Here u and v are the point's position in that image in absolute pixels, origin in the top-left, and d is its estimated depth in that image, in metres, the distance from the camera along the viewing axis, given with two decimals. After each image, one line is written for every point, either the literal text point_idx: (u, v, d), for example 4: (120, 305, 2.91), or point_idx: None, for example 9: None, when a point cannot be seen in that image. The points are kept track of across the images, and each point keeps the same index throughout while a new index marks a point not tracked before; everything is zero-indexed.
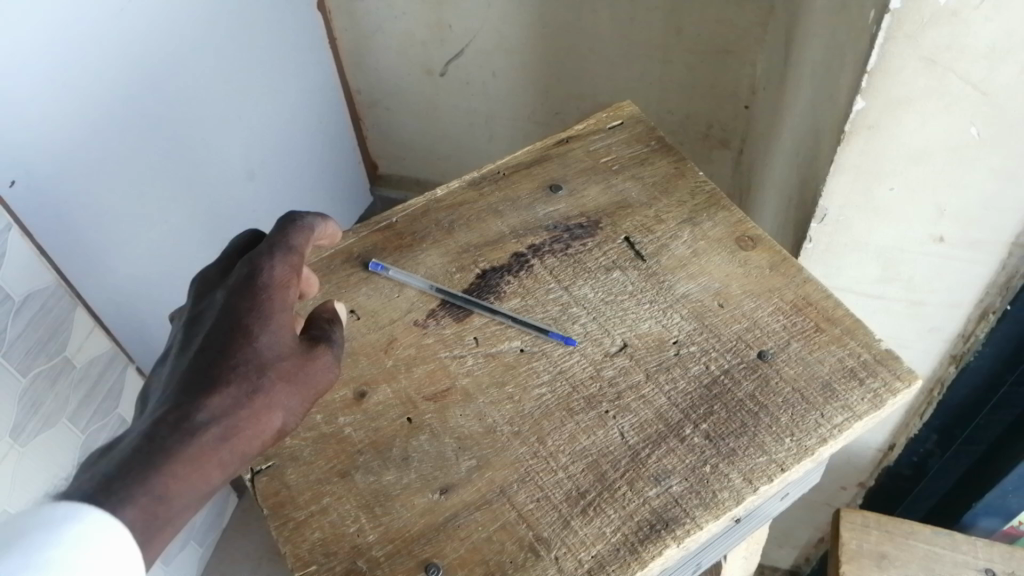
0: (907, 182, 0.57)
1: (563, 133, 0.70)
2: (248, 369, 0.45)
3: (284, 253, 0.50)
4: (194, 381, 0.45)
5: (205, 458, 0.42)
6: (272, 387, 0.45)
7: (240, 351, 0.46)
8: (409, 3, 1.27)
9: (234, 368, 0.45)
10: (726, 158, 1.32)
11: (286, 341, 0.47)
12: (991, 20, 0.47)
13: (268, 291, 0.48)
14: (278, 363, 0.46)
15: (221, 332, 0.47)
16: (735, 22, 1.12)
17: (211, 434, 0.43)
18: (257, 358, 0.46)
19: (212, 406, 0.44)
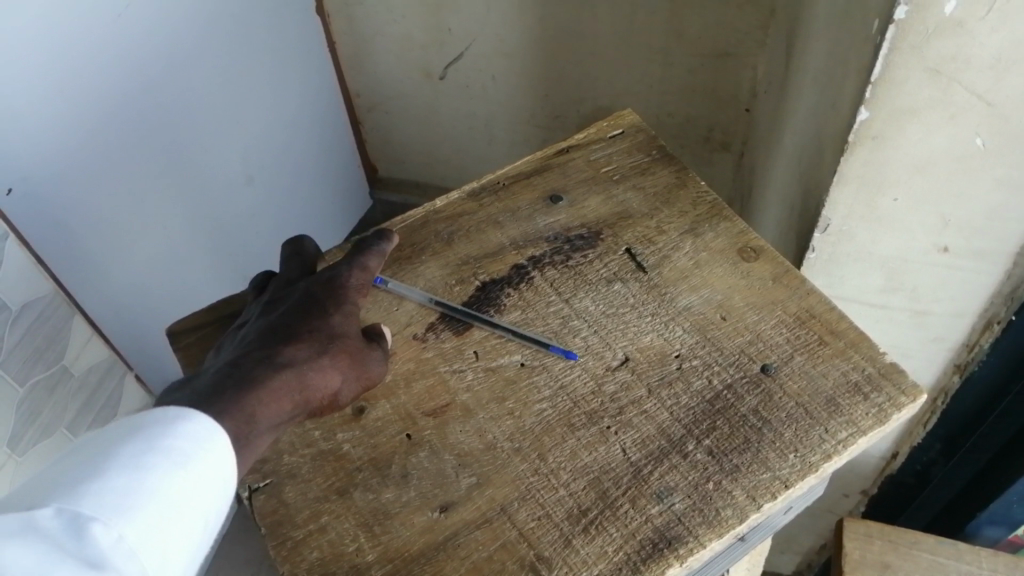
0: (911, 193, 0.56)
1: (563, 143, 0.69)
2: (322, 337, 0.48)
3: (364, 259, 0.55)
4: (273, 339, 0.48)
5: (283, 396, 0.45)
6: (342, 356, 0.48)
7: (316, 322, 0.49)
8: (408, 6, 1.26)
9: (310, 333, 0.48)
10: (727, 161, 1.31)
11: (354, 327, 0.51)
12: (997, 31, 0.46)
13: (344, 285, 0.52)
14: (348, 341, 0.49)
15: (300, 307, 0.50)
16: (736, 25, 1.11)
17: (289, 376, 0.45)
18: (331, 332, 0.49)
19: (290, 356, 0.46)
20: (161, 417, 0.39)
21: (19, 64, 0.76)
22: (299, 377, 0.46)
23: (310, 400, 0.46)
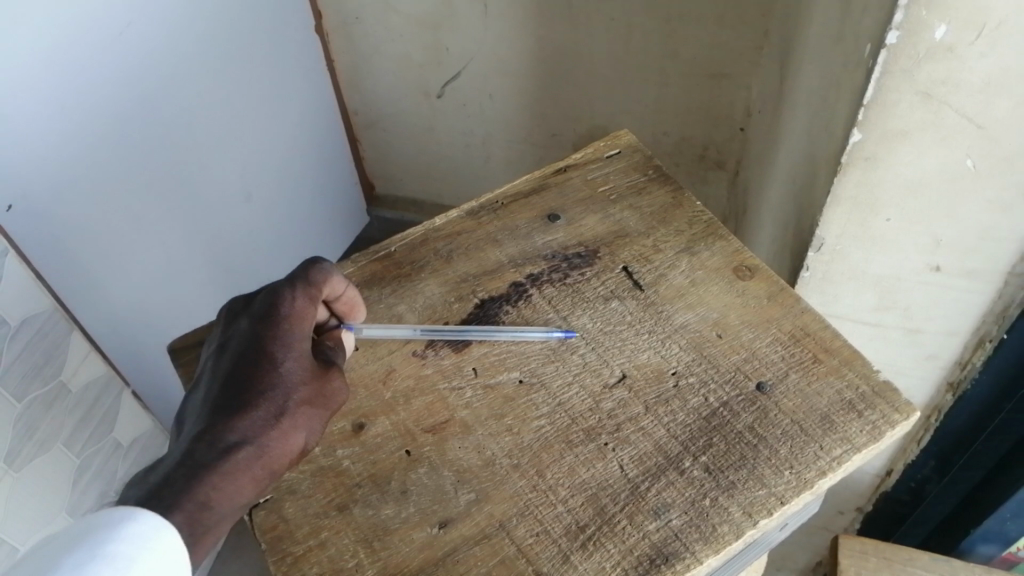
0: (903, 213, 0.57)
1: (561, 163, 0.70)
2: (277, 394, 0.47)
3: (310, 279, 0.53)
4: (227, 402, 0.47)
5: (245, 472, 0.44)
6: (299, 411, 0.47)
7: (267, 378, 0.48)
8: (407, 25, 1.27)
9: (267, 392, 0.47)
10: (722, 180, 1.32)
11: (308, 368, 0.50)
12: (987, 55, 0.47)
13: (290, 322, 0.51)
14: (303, 389, 0.48)
15: (247, 358, 0.49)
16: (731, 46, 1.13)
17: (244, 453, 0.45)
18: (288, 384, 0.48)
19: (243, 429, 0.45)
20: (107, 521, 0.40)
21: (22, 79, 0.77)
22: (258, 445, 0.45)
23: (273, 465, 0.46)
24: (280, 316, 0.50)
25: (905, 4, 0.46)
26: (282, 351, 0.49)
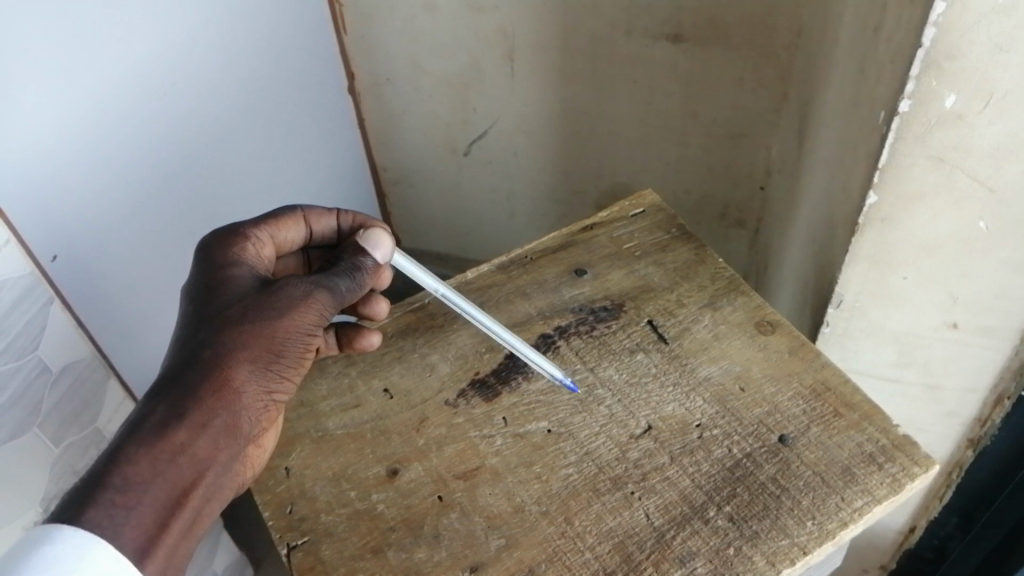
0: (919, 272, 0.59)
1: (587, 220, 0.73)
2: (204, 333, 0.51)
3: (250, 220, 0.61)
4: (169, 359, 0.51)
5: (176, 414, 0.48)
6: (225, 341, 0.51)
7: (196, 325, 0.52)
8: (436, 87, 1.33)
9: (196, 336, 0.51)
10: (743, 238, 1.35)
11: (239, 297, 0.53)
12: (994, 124, 0.50)
13: (217, 267, 0.55)
14: (231, 317, 0.52)
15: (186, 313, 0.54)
16: (750, 108, 1.17)
17: (170, 398, 0.49)
18: (213, 320, 0.52)
19: (171, 379, 0.50)
20: (38, 539, 0.43)
21: (74, 136, 0.82)
22: (187, 385, 0.49)
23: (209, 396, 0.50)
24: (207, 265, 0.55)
25: (915, 74, 0.49)
26: (207, 296, 0.53)
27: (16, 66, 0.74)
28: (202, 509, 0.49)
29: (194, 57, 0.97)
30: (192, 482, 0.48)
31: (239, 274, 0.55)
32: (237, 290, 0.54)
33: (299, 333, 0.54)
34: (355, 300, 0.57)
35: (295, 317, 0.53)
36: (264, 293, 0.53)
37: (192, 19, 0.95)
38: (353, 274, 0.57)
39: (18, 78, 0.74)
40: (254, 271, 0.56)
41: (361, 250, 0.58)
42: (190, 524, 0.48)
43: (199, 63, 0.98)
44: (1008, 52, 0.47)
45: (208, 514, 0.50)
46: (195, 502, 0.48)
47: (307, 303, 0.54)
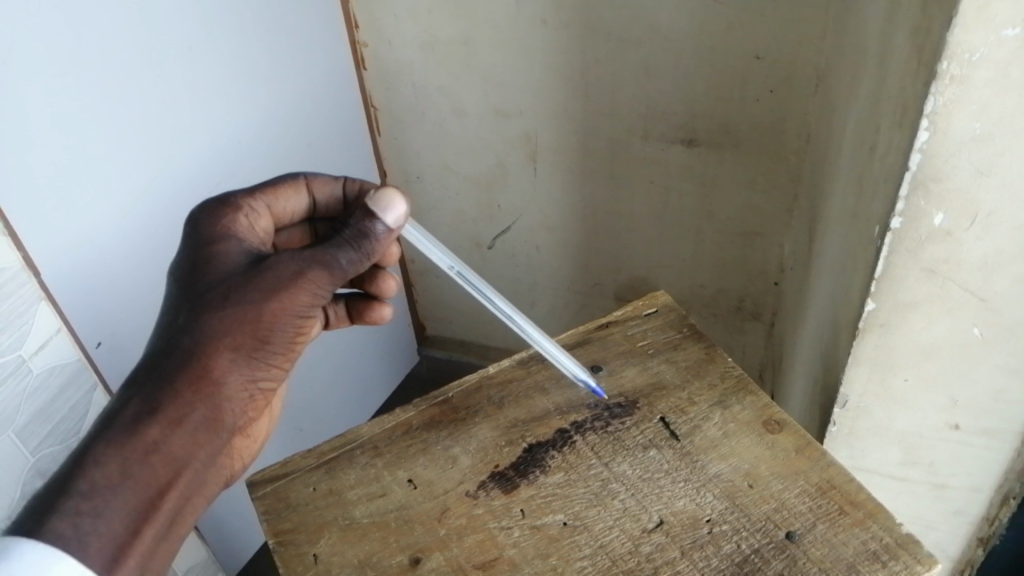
0: (920, 375, 0.62)
1: (603, 318, 0.77)
2: (187, 319, 0.55)
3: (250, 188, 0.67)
4: (153, 345, 0.56)
5: (151, 407, 0.52)
6: (205, 330, 0.55)
7: (178, 312, 0.56)
8: (462, 184, 1.40)
9: (178, 323, 0.56)
10: (758, 331, 1.37)
11: (224, 280, 0.57)
12: (981, 239, 0.54)
13: (206, 247, 0.59)
14: (213, 300, 0.56)
15: (173, 294, 0.58)
16: (763, 208, 1.22)
17: (147, 391, 0.53)
18: (198, 301, 0.56)
19: (151, 370, 0.54)
20: None
21: (115, 235, 0.89)
22: (165, 378, 0.53)
23: (187, 387, 0.54)
24: (196, 245, 0.60)
25: (904, 194, 0.53)
26: (195, 277, 0.58)
27: (72, 174, 0.82)
28: (181, 496, 0.54)
29: (235, 160, 1.05)
30: (167, 472, 0.52)
31: (228, 253, 0.59)
32: (225, 270, 0.58)
33: (284, 313, 0.57)
34: (355, 271, 0.60)
35: (279, 298, 0.57)
36: (251, 273, 0.57)
37: (237, 125, 1.04)
38: (353, 244, 0.59)
39: (76, 183, 0.83)
40: (245, 249, 0.60)
41: (371, 214, 0.60)
42: (169, 514, 0.53)
43: (240, 165, 1.06)
44: (989, 176, 0.51)
45: (187, 502, 0.55)
46: (174, 490, 0.53)
47: (293, 282, 0.57)
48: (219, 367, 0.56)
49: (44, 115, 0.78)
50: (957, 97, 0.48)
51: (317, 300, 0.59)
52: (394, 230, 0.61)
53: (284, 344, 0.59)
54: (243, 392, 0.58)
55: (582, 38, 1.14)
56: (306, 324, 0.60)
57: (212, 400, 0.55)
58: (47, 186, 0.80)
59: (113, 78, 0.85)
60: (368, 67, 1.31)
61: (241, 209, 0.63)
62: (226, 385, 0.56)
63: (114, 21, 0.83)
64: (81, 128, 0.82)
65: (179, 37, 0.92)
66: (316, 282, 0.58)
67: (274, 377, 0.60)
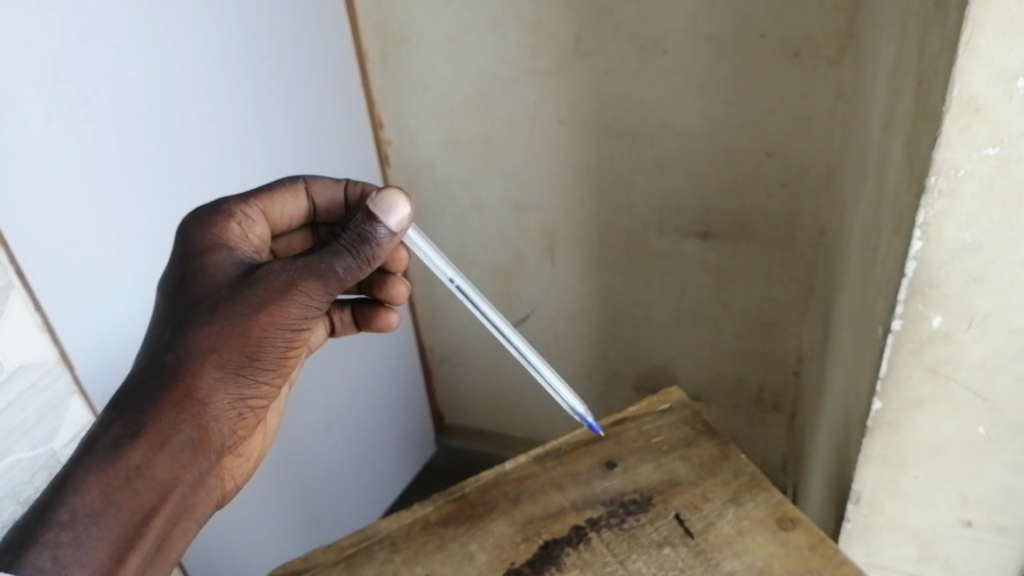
0: (929, 472, 0.63)
1: (618, 414, 0.79)
2: (176, 334, 0.58)
3: (247, 194, 0.70)
4: (141, 360, 0.58)
5: (139, 429, 0.55)
6: (194, 346, 0.57)
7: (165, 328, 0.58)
8: (482, 275, 1.44)
9: (166, 339, 0.58)
10: (779, 421, 1.37)
11: (212, 293, 0.60)
12: (980, 340, 0.56)
13: (196, 260, 0.61)
14: (203, 315, 0.58)
15: (162, 308, 0.60)
16: (779, 298, 1.24)
17: (132, 413, 0.55)
18: (188, 316, 0.58)
19: (137, 391, 0.56)
20: None
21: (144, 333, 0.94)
22: (152, 400, 0.56)
23: (174, 406, 0.57)
24: (186, 256, 0.62)
25: (903, 298, 0.55)
26: (184, 291, 0.60)
27: (106, 275, 0.88)
28: (165, 515, 0.57)
29: None
30: (150, 494, 0.55)
31: (218, 266, 0.61)
32: (213, 285, 0.60)
33: (273, 325, 0.60)
34: (354, 277, 0.62)
35: (270, 310, 0.59)
36: (242, 287, 0.60)
37: None
38: (350, 250, 0.61)
39: (109, 280, 0.88)
40: (236, 259, 0.62)
41: (372, 217, 0.62)
42: (157, 536, 0.56)
43: None
44: (983, 282, 0.54)
45: (173, 524, 0.58)
46: (157, 512, 0.56)
47: (284, 294, 0.59)
48: (205, 383, 0.58)
49: (85, 216, 0.84)
50: (947, 208, 0.51)
51: (309, 310, 0.61)
52: (396, 236, 0.63)
53: (272, 357, 0.62)
54: (229, 406, 0.61)
55: (597, 137, 1.20)
56: (296, 334, 0.62)
57: (196, 418, 0.58)
58: (83, 288, 0.85)
59: (149, 181, 0.91)
60: (393, 166, 1.37)
61: (234, 217, 0.66)
62: (211, 401, 0.59)
63: (153, 133, 0.90)
64: (117, 230, 0.88)
65: (213, 142, 0.99)
66: (310, 292, 0.60)
67: (262, 389, 0.64)
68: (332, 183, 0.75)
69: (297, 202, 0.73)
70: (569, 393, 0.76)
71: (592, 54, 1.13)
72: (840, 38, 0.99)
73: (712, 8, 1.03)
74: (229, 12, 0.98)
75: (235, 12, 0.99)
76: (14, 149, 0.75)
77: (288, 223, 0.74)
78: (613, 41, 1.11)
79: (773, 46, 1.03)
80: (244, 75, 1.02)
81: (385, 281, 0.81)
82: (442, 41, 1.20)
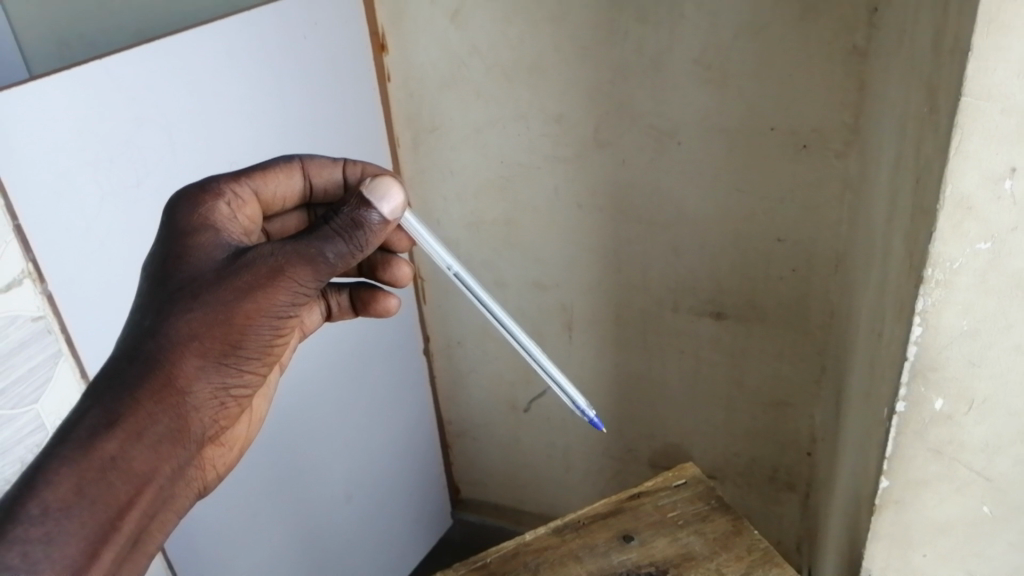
0: (937, 550, 0.65)
1: (634, 488, 0.81)
2: (155, 319, 0.56)
3: (240, 172, 0.69)
4: (121, 344, 0.57)
5: (115, 419, 0.53)
6: (173, 333, 0.56)
7: (145, 313, 0.57)
8: (501, 350, 1.48)
9: (144, 325, 0.56)
10: (794, 502, 1.38)
11: (195, 276, 0.58)
12: (980, 422, 0.59)
13: (179, 241, 0.60)
14: (185, 301, 0.56)
15: (145, 290, 0.59)
16: (792, 378, 1.27)
17: (107, 400, 0.54)
18: (168, 300, 0.57)
19: (115, 378, 0.55)
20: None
21: None
22: (129, 388, 0.54)
23: (150, 395, 0.55)
24: (170, 235, 0.60)
25: (906, 381, 0.59)
26: (167, 273, 0.58)
27: None
28: (142, 509, 0.56)
29: None
30: (127, 488, 0.54)
31: (204, 247, 0.60)
32: (198, 267, 0.58)
33: (260, 312, 0.58)
34: (345, 263, 0.60)
35: (255, 297, 0.58)
36: (225, 272, 0.58)
37: None
38: (342, 235, 0.59)
39: None
40: (224, 240, 0.61)
41: (366, 202, 0.60)
42: (130, 531, 0.55)
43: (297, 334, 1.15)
44: (981, 367, 0.57)
45: (149, 517, 0.57)
46: (134, 505, 0.54)
47: (272, 280, 0.58)
48: (187, 371, 0.57)
49: (129, 290, 0.89)
50: (944, 297, 0.55)
51: (298, 297, 0.59)
52: (390, 223, 0.61)
53: (259, 346, 0.60)
54: (211, 396, 0.60)
55: (615, 220, 1.25)
56: (285, 321, 0.61)
57: (174, 408, 0.56)
58: None
59: None
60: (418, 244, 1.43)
61: (220, 195, 0.65)
62: (192, 390, 0.58)
63: None
64: None
65: None
66: (299, 278, 0.59)
67: (246, 379, 0.62)
68: (328, 164, 0.74)
69: (291, 181, 0.73)
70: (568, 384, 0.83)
71: (610, 142, 1.19)
72: (847, 132, 1.05)
73: (724, 103, 1.10)
74: (272, 101, 1.05)
75: (277, 101, 1.06)
76: (70, 227, 0.81)
77: (282, 203, 0.73)
78: (629, 131, 1.17)
79: (783, 139, 1.09)
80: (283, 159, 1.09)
81: (389, 262, 0.83)
82: (468, 127, 1.27)
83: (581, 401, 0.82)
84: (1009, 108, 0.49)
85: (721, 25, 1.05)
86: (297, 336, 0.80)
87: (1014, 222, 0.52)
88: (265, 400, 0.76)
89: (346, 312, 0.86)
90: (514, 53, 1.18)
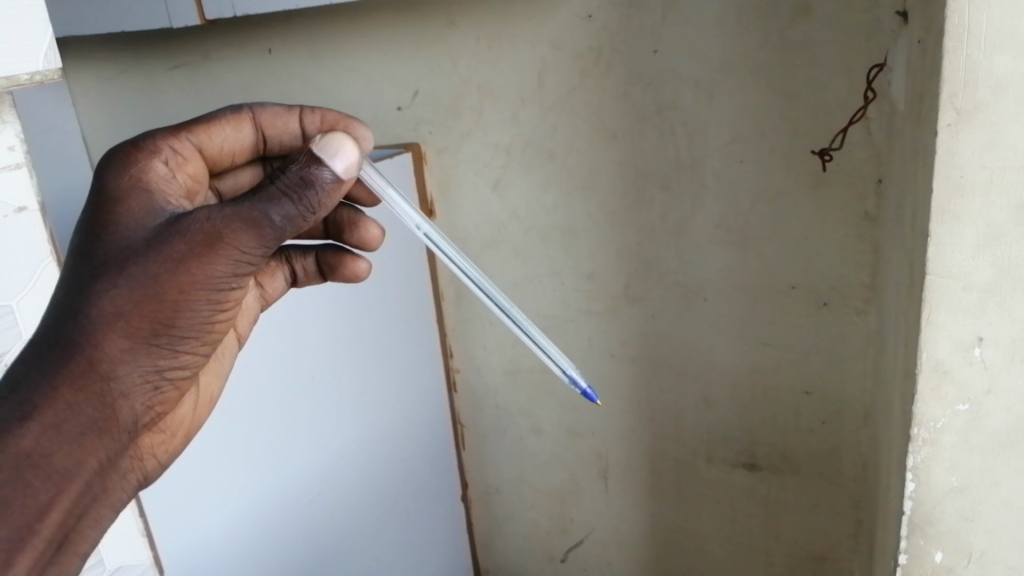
0: None
1: None
2: (82, 297, 0.57)
3: (181, 126, 0.73)
4: (46, 325, 0.57)
5: (38, 410, 0.54)
6: (97, 312, 0.56)
7: (70, 294, 0.57)
8: (536, 497, 1.51)
9: (72, 303, 0.57)
10: None
11: (125, 248, 0.58)
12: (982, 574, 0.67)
13: (111, 213, 0.61)
14: (113, 276, 0.57)
15: (75, 267, 0.59)
16: (829, 532, 1.26)
17: (29, 387, 0.54)
18: (96, 274, 0.57)
19: (40, 365, 0.55)
20: None
21: (230, 546, 0.98)
22: (51, 377, 0.55)
23: (70, 381, 0.55)
24: (100, 202, 0.62)
25: (905, 533, 0.67)
26: (95, 247, 0.59)
27: (209, 497, 0.94)
28: (66, 505, 0.56)
29: (340, 473, 1.19)
30: (46, 486, 0.54)
31: (134, 219, 0.61)
32: (127, 241, 0.59)
33: (194, 284, 0.58)
34: (294, 224, 0.61)
35: (188, 270, 0.58)
36: (153, 243, 0.58)
37: (352, 441, 1.20)
38: (290, 194, 0.60)
39: (216, 500, 0.95)
40: (157, 209, 0.62)
41: (318, 159, 0.61)
42: (53, 529, 0.56)
43: (341, 479, 1.19)
44: (974, 520, 0.65)
45: (73, 513, 0.57)
46: (56, 502, 0.55)
47: (207, 249, 0.58)
48: (110, 354, 0.57)
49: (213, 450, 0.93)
50: (932, 455, 0.65)
51: (239, 264, 0.60)
52: (343, 180, 0.62)
53: (193, 323, 0.61)
54: (141, 380, 0.60)
55: (647, 372, 1.31)
56: (223, 294, 0.61)
57: (98, 393, 0.57)
58: (190, 506, 0.91)
59: (264, 417, 1.01)
60: (458, 390, 1.50)
61: (156, 151, 0.68)
62: (117, 374, 0.58)
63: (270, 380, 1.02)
64: (232, 460, 0.97)
65: (312, 379, 1.10)
66: (240, 243, 0.59)
67: (181, 359, 0.62)
68: (282, 114, 0.79)
69: (241, 132, 0.78)
70: (557, 354, 0.86)
71: (640, 297, 1.27)
72: (864, 291, 1.11)
73: (746, 263, 1.18)
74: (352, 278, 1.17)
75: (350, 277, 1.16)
76: None
77: (230, 156, 0.78)
78: (657, 288, 1.25)
79: (804, 296, 1.15)
80: (350, 316, 1.17)
81: (356, 223, 0.88)
82: (507, 283, 1.37)
83: (572, 370, 0.84)
84: (969, 285, 0.61)
85: (740, 192, 1.14)
86: (254, 303, 0.87)
87: (988, 385, 0.62)
88: (213, 379, 0.80)
89: (313, 277, 0.92)
90: (550, 217, 1.29)
